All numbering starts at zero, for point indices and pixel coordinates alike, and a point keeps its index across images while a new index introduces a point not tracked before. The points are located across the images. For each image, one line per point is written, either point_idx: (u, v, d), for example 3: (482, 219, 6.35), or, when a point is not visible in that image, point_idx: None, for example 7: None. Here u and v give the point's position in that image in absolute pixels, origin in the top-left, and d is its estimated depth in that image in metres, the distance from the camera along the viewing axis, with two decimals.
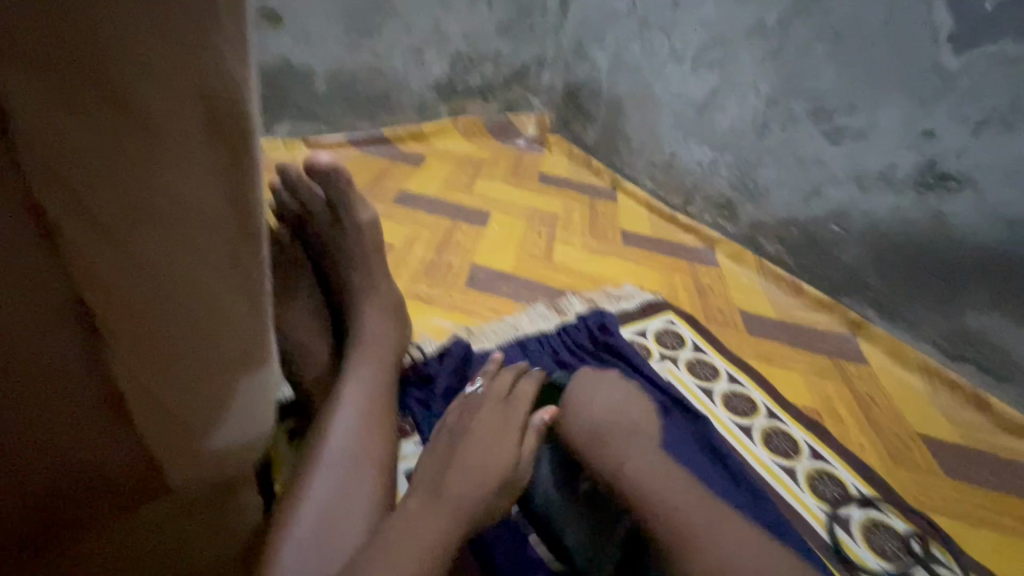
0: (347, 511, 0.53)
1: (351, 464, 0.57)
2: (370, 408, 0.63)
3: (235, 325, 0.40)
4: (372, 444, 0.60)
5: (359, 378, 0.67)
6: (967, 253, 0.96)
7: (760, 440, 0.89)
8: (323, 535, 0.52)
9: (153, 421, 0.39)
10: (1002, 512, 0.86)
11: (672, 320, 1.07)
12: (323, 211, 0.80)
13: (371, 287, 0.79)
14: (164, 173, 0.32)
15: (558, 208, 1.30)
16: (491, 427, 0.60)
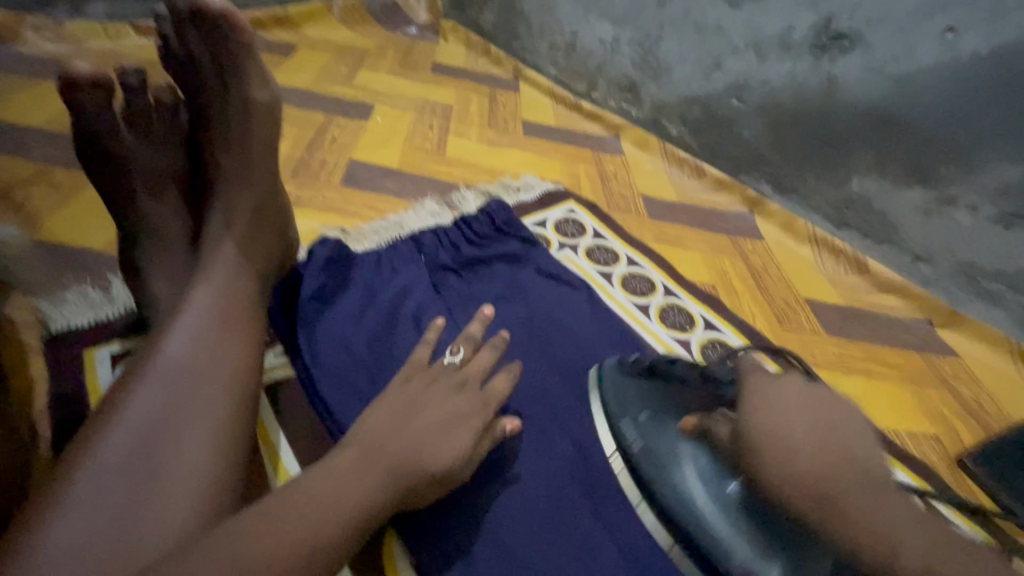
0: (174, 431, 0.42)
1: (189, 374, 0.45)
2: (229, 310, 0.51)
3: None
4: (225, 353, 0.48)
5: (216, 274, 0.53)
6: (857, 116, 0.89)
7: (657, 316, 0.79)
8: (138, 456, 0.40)
9: None
10: (889, 368, 0.80)
11: (573, 209, 0.94)
12: (208, 71, 0.66)
13: (246, 174, 0.62)
14: None
15: (452, 99, 1.21)
16: (437, 393, 0.52)
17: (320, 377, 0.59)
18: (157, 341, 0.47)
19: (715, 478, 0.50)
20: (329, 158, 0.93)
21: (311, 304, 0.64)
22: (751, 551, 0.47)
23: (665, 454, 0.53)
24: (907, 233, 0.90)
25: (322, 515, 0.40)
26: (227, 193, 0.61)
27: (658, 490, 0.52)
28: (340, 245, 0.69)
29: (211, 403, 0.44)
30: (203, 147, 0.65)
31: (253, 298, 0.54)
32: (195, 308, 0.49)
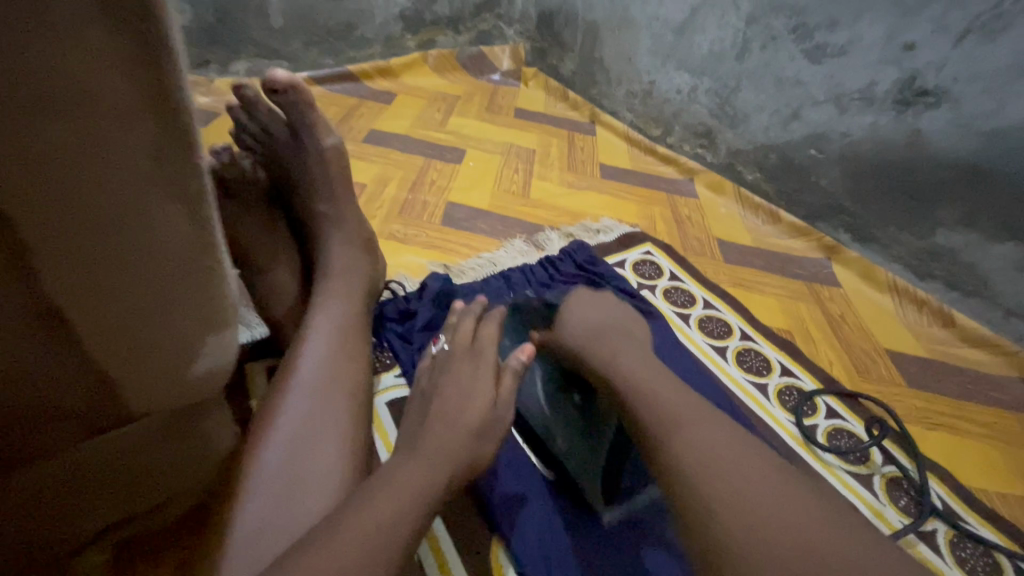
0: (314, 442, 0.48)
1: (320, 390, 0.52)
2: (345, 333, 0.58)
3: (193, 299, 0.35)
4: (347, 370, 0.55)
5: (327, 305, 0.60)
6: (944, 169, 0.89)
7: (733, 358, 0.81)
8: (290, 462, 0.47)
9: (129, 374, 0.35)
10: (976, 422, 0.78)
11: (650, 252, 1.00)
12: (286, 137, 0.69)
13: (338, 219, 0.68)
14: (113, 172, 0.29)
15: (535, 143, 1.30)
16: (460, 381, 0.54)
17: None
18: (289, 364, 0.54)
19: (549, 379, 0.66)
20: (428, 199, 1.04)
21: (421, 334, 0.72)
22: (572, 436, 0.62)
23: (526, 373, 0.68)
24: (998, 288, 0.88)
25: (382, 517, 0.41)
26: (324, 236, 0.67)
27: (521, 393, 0.67)
28: (448, 280, 0.78)
29: (338, 415, 0.51)
30: (293, 194, 0.69)
31: (360, 320, 0.61)
32: (315, 330, 0.56)
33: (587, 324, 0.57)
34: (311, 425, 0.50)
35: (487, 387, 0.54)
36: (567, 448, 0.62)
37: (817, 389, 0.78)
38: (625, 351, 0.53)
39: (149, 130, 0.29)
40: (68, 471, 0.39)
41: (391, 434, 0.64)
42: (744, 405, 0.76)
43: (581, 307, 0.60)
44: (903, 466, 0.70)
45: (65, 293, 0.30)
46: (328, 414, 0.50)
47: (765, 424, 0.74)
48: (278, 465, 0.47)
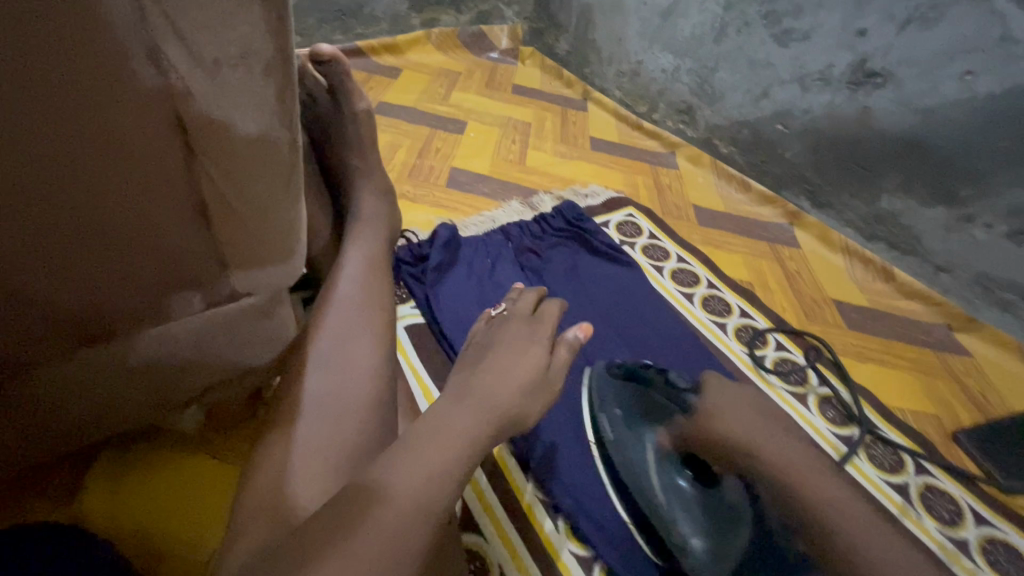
0: (357, 340, 0.59)
1: (357, 302, 0.62)
2: (373, 266, 0.69)
3: (282, 214, 0.44)
4: (377, 291, 0.66)
5: (358, 244, 0.72)
6: (889, 142, 1.02)
7: (699, 303, 0.95)
8: (340, 352, 0.57)
9: (239, 264, 0.45)
10: (902, 357, 0.93)
11: (632, 214, 1.12)
12: (323, 99, 0.84)
13: (366, 170, 0.83)
14: (243, 113, 0.37)
15: (531, 117, 1.42)
16: (519, 338, 0.66)
17: (449, 330, 0.79)
18: (330, 286, 0.64)
19: (671, 464, 0.65)
20: (434, 164, 1.16)
21: (434, 275, 0.85)
22: (695, 526, 0.61)
23: (633, 451, 0.66)
24: (930, 247, 1.02)
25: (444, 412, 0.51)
26: (355, 186, 0.81)
27: (630, 470, 0.66)
28: (455, 230, 0.90)
29: (374, 323, 0.62)
30: (328, 151, 0.85)
31: (385, 256, 0.74)
32: (350, 262, 0.68)
33: (742, 416, 0.58)
34: (352, 326, 0.60)
35: (539, 344, 0.65)
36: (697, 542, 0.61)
37: (769, 328, 0.92)
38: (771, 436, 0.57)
39: (269, 83, 0.37)
40: (186, 345, 0.47)
41: (411, 351, 0.77)
42: (706, 339, 0.89)
43: (722, 399, 0.60)
44: (835, 387, 0.84)
45: (212, 187, 0.39)
46: (366, 320, 0.61)
47: (723, 354, 0.87)
48: (330, 354, 0.57)
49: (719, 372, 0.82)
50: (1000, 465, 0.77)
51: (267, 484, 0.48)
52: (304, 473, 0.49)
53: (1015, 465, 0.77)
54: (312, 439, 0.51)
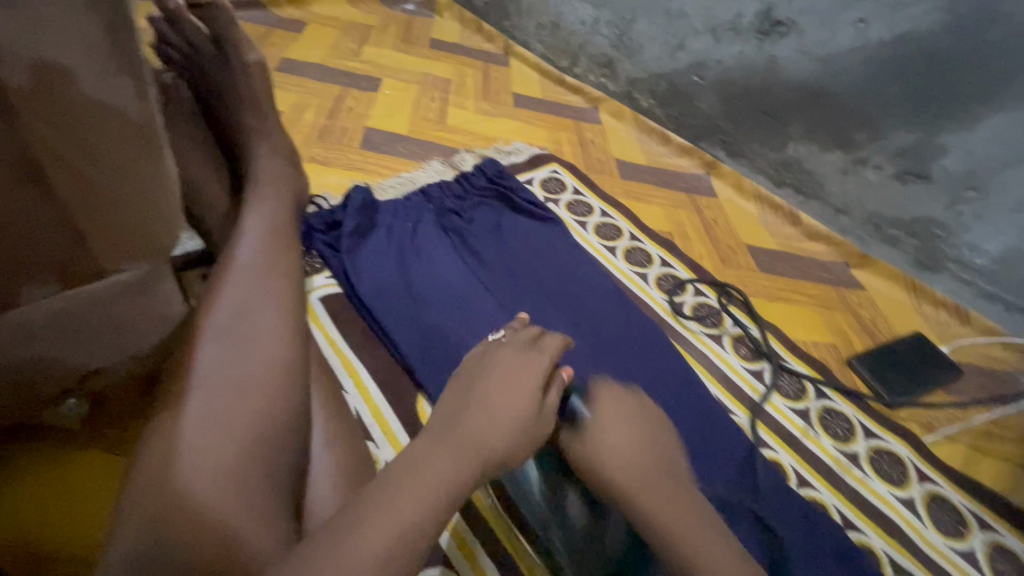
0: (255, 315, 0.55)
1: (257, 272, 0.59)
2: (276, 234, 0.65)
3: (144, 177, 0.39)
4: (278, 258, 0.62)
5: (258, 210, 0.67)
6: (792, 91, 1.06)
7: (621, 255, 0.97)
8: (236, 326, 0.53)
9: (102, 236, 0.40)
10: (805, 294, 0.99)
11: (555, 170, 1.11)
12: (207, 48, 0.79)
13: (263, 128, 0.78)
14: (67, 55, 0.31)
15: (450, 73, 1.36)
16: (510, 368, 0.54)
17: (368, 298, 0.76)
18: (226, 256, 0.60)
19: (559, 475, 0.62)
20: (347, 125, 1.09)
21: (350, 241, 0.81)
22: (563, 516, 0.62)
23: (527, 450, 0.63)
24: (829, 189, 1.09)
25: (429, 477, 0.43)
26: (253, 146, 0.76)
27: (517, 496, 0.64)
28: (369, 193, 0.85)
29: (276, 295, 0.58)
30: (217, 107, 0.78)
31: (290, 223, 0.69)
32: (249, 228, 0.63)
33: (624, 446, 0.55)
34: (250, 298, 0.56)
35: (536, 377, 0.54)
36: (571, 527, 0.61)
37: (687, 276, 0.96)
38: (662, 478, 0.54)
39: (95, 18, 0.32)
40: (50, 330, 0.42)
41: (327, 322, 0.74)
42: (629, 289, 0.92)
43: (612, 429, 0.57)
44: (747, 327, 0.89)
45: (44, 149, 0.34)
46: (266, 291, 0.57)
47: (643, 301, 0.90)
48: (227, 326, 0.53)
49: (639, 319, 0.84)
50: (886, 385, 0.85)
51: (147, 466, 0.43)
52: (189, 454, 0.44)
53: (898, 384, 0.85)
54: (202, 419, 0.46)
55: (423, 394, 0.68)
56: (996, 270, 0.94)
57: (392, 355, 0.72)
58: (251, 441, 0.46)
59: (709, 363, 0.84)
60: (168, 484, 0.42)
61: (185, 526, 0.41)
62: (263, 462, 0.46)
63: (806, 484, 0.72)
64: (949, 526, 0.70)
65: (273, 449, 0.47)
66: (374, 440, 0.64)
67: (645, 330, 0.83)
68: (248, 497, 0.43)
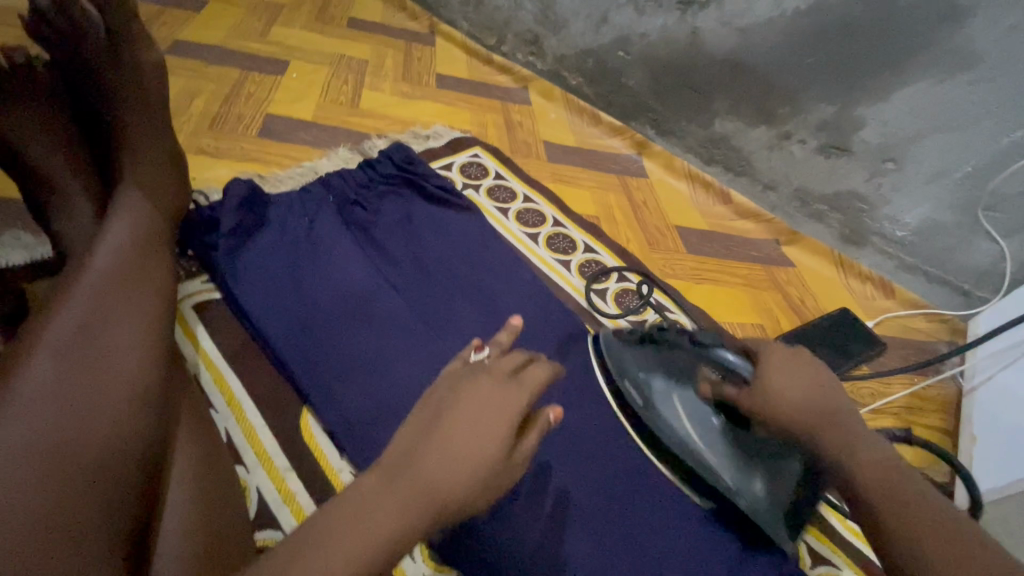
0: (104, 333, 0.48)
1: (112, 283, 0.51)
2: (142, 242, 0.58)
3: None
4: (141, 271, 0.55)
5: (126, 212, 0.59)
6: (716, 65, 1.02)
7: (543, 242, 0.92)
8: (81, 342, 0.46)
9: None
10: (733, 274, 0.97)
11: (478, 154, 1.05)
12: (95, 38, 0.67)
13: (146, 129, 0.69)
14: None
15: (367, 53, 1.26)
16: (485, 404, 0.44)
17: (251, 302, 0.68)
18: (76, 266, 0.52)
19: (706, 414, 0.63)
20: (245, 111, 0.99)
21: (231, 240, 0.73)
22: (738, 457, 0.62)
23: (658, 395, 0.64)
24: (757, 166, 1.06)
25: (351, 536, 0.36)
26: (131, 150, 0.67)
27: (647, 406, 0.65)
28: (254, 185, 0.77)
29: (135, 311, 0.51)
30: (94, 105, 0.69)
31: (160, 232, 0.62)
32: (110, 234, 0.56)
33: (795, 382, 0.50)
34: (99, 312, 0.48)
35: (515, 416, 0.44)
36: (751, 484, 0.61)
37: (611, 261, 0.92)
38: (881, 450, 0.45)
39: None
40: None
41: (201, 332, 0.66)
42: (549, 278, 0.87)
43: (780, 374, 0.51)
44: (672, 313, 0.86)
45: None
46: (124, 306, 0.51)
47: (563, 290, 0.86)
48: (67, 341, 0.45)
49: (554, 312, 0.79)
50: None
51: None
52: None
53: (822, 362, 0.84)
54: (21, 457, 0.38)
55: (307, 407, 0.62)
56: (917, 242, 0.94)
57: (275, 364, 0.65)
58: (86, 478, 0.39)
59: None
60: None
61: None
62: (91, 504, 0.38)
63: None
64: None
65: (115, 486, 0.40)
66: (244, 465, 0.58)
67: (562, 323, 0.78)
68: (71, 548, 0.36)
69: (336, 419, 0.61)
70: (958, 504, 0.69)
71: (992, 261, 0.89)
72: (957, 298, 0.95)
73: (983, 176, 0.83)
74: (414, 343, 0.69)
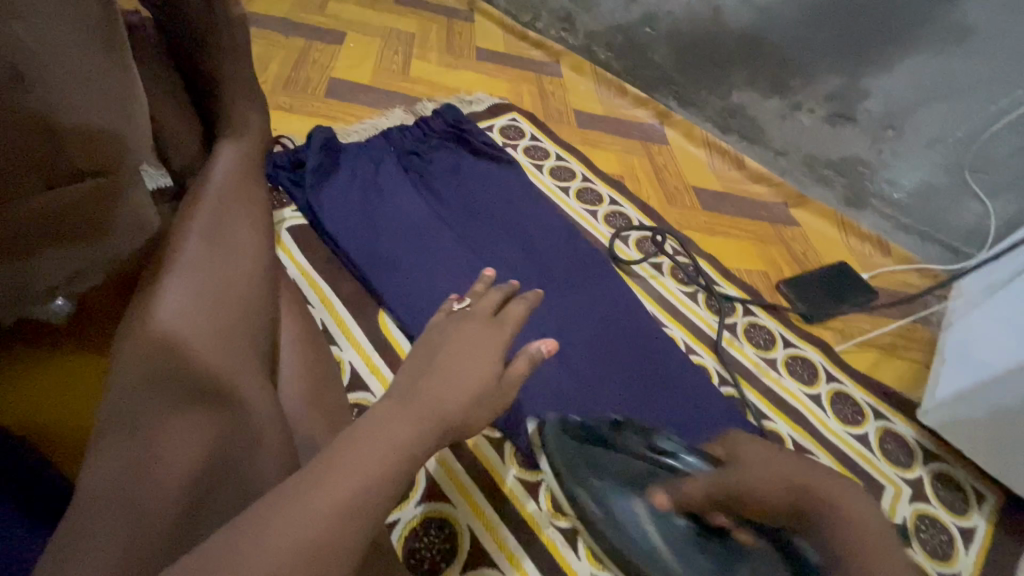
0: (230, 225, 0.59)
1: (231, 193, 0.63)
2: (247, 166, 0.69)
3: (114, 99, 0.45)
4: (251, 188, 0.66)
5: (233, 144, 0.71)
6: (735, 39, 1.12)
7: (574, 194, 1.04)
8: (215, 229, 0.58)
9: (83, 150, 0.44)
10: (743, 230, 1.08)
11: (515, 119, 1.17)
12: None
13: (239, 77, 0.77)
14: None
15: (413, 27, 1.39)
16: (472, 341, 0.56)
17: (332, 227, 0.82)
18: (200, 181, 0.64)
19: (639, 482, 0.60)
20: (312, 75, 1.13)
21: (314, 178, 0.86)
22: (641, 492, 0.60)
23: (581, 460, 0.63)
24: (769, 133, 1.16)
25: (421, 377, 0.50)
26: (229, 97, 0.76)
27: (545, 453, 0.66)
28: (332, 132, 0.91)
29: (250, 212, 0.62)
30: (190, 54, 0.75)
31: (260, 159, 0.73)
32: (222, 159, 0.67)
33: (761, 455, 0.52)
34: (224, 210, 0.60)
35: (497, 346, 0.57)
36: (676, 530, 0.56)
37: (632, 212, 1.04)
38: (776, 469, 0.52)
39: None
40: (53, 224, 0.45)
41: (295, 248, 0.81)
42: (579, 224, 0.99)
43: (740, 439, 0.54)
44: (688, 256, 0.98)
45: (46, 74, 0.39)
46: (242, 208, 0.62)
47: (590, 233, 0.98)
48: (206, 227, 0.57)
49: (584, 250, 0.91)
50: (808, 303, 0.94)
51: (133, 329, 0.48)
52: (181, 328, 0.48)
53: (818, 302, 0.95)
54: (188, 300, 0.50)
55: (384, 310, 0.76)
56: (912, 204, 1.04)
57: (357, 278, 0.79)
58: (240, 313, 0.52)
59: (649, 289, 0.92)
60: (155, 341, 0.46)
61: (181, 370, 0.46)
62: (247, 332, 0.51)
63: (726, 383, 0.82)
64: (848, 416, 0.80)
65: (254, 325, 0.53)
66: (339, 345, 0.72)
67: (591, 259, 0.90)
68: (239, 356, 0.49)
69: (409, 319, 0.75)
70: (922, 413, 0.79)
71: (978, 219, 0.98)
72: (948, 255, 1.05)
73: (971, 140, 0.92)
74: (466, 265, 0.83)
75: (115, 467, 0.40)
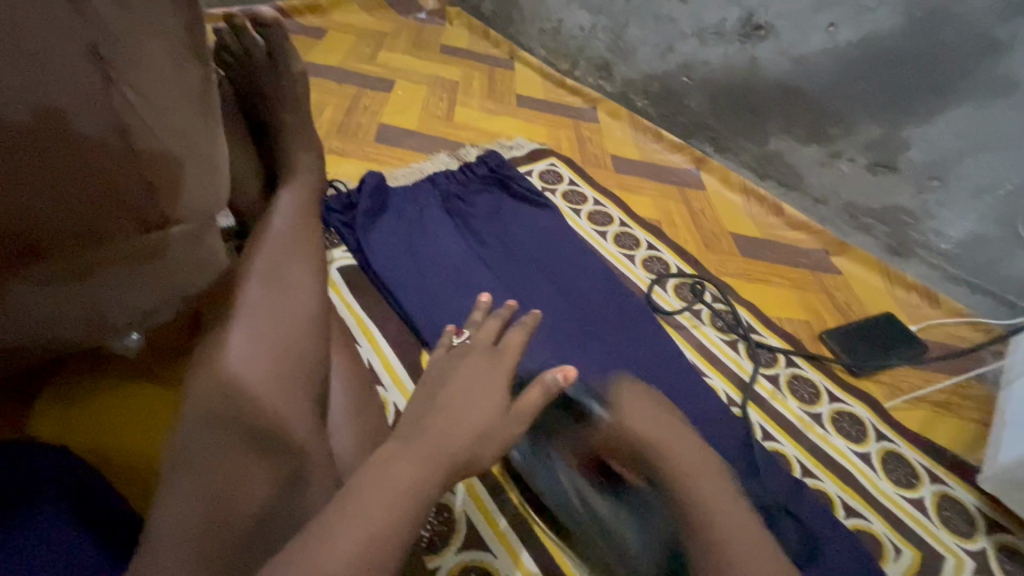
0: (289, 265, 0.62)
1: (289, 235, 0.66)
2: (305, 210, 0.72)
3: (204, 151, 0.46)
4: (308, 231, 0.69)
5: (292, 189, 0.75)
6: (772, 89, 1.14)
7: (611, 238, 1.06)
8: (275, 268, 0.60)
9: (167, 195, 0.45)
10: (783, 277, 1.07)
11: (554, 163, 1.20)
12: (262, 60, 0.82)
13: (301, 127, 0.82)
14: (151, 48, 0.39)
15: (457, 75, 1.46)
16: (477, 371, 0.56)
17: (378, 268, 0.85)
18: (262, 224, 0.67)
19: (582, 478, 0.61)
20: (362, 121, 1.19)
21: (364, 220, 0.91)
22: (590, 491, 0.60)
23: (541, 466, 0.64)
24: (808, 180, 1.16)
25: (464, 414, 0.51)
26: (289, 145, 0.81)
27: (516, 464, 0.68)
28: (382, 176, 0.96)
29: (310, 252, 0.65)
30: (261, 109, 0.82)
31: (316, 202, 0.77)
32: (282, 204, 0.71)
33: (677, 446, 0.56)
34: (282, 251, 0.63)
35: (505, 377, 0.56)
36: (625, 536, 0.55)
37: (669, 257, 1.04)
38: (752, 531, 0.50)
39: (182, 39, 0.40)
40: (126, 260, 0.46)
41: (345, 288, 0.84)
42: (617, 269, 1.01)
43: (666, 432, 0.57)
44: (727, 304, 0.98)
45: (139, 128, 0.40)
46: (300, 248, 0.64)
47: (626, 277, 0.99)
48: (267, 267, 0.60)
49: (623, 295, 0.92)
50: (852, 354, 0.92)
51: (204, 369, 0.51)
52: (248, 370, 0.50)
53: (863, 355, 0.92)
54: (252, 342, 0.52)
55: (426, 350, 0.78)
56: (961, 254, 1.01)
57: (400, 317, 0.82)
58: (301, 353, 0.54)
59: (687, 336, 0.92)
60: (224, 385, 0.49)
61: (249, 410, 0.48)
62: (308, 371, 0.53)
63: (769, 437, 0.80)
64: (901, 477, 0.77)
65: (315, 365, 0.54)
66: (384, 385, 0.74)
67: (630, 305, 0.91)
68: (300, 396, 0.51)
69: None
70: (982, 478, 0.75)
71: None
72: (1002, 308, 1.01)
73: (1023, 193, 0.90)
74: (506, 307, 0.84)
75: (187, 510, 0.43)
